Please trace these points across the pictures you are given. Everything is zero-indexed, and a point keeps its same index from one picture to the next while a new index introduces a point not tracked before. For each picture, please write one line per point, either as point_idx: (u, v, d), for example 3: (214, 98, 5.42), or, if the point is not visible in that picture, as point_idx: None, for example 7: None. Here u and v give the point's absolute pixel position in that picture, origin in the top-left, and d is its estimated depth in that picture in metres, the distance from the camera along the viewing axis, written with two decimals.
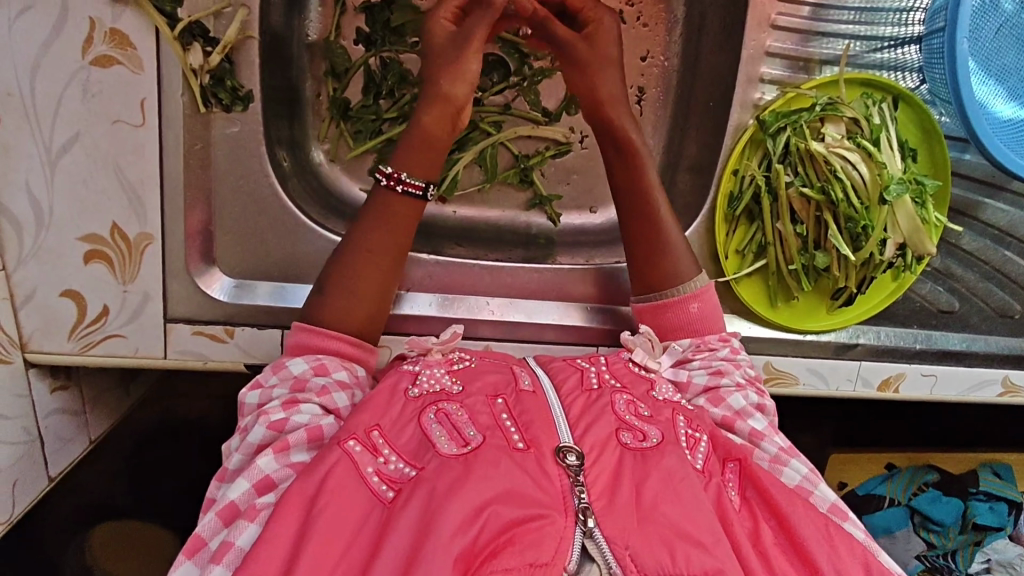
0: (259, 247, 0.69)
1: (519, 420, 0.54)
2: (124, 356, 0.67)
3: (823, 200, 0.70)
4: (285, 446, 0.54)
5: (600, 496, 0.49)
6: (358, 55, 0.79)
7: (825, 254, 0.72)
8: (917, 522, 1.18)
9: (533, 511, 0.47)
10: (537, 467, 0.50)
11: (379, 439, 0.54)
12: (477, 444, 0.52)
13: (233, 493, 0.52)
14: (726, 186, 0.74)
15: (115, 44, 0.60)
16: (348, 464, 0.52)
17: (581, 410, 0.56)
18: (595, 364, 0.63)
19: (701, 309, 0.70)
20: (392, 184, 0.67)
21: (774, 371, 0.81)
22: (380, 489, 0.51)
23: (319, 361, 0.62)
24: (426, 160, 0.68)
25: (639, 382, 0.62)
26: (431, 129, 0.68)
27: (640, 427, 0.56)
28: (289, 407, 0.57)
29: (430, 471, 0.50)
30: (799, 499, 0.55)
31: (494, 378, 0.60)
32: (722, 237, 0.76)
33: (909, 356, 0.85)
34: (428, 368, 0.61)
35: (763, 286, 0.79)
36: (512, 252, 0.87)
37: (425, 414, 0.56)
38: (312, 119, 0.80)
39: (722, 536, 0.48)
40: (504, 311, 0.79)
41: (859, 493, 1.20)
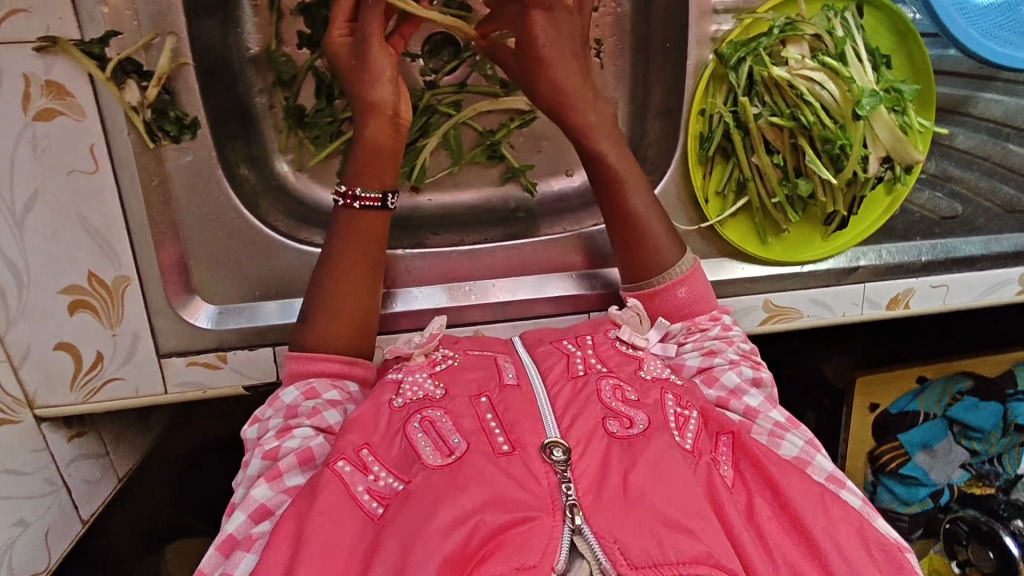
0: (236, 270, 0.69)
1: (503, 421, 0.55)
2: (126, 398, 0.69)
3: (794, 126, 0.67)
4: (277, 473, 0.56)
5: (587, 492, 0.50)
6: (305, 60, 0.77)
7: (807, 181, 0.69)
8: (958, 432, 1.20)
9: (520, 514, 0.48)
10: (523, 468, 0.51)
11: (368, 457, 0.56)
12: (462, 452, 0.53)
13: (229, 525, 0.54)
14: (695, 127, 0.72)
15: (53, 96, 0.60)
16: (337, 485, 0.54)
17: (567, 400, 0.57)
18: (581, 347, 0.65)
19: (688, 293, 0.70)
20: (348, 203, 0.67)
21: (775, 307, 0.79)
22: (369, 506, 0.53)
23: (309, 385, 0.63)
24: (378, 170, 0.67)
25: (625, 363, 0.63)
26: (376, 139, 0.66)
27: (626, 412, 0.57)
28: (283, 434, 0.59)
29: (417, 485, 0.52)
30: (794, 471, 0.56)
31: (478, 376, 0.61)
32: (700, 181, 0.73)
33: (915, 270, 0.82)
34: (412, 374, 0.63)
35: (751, 223, 0.77)
36: (494, 232, 0.86)
37: (410, 424, 0.57)
38: (270, 132, 0.79)
39: (710, 519, 0.49)
40: (487, 294, 0.79)
41: (892, 412, 1.19)
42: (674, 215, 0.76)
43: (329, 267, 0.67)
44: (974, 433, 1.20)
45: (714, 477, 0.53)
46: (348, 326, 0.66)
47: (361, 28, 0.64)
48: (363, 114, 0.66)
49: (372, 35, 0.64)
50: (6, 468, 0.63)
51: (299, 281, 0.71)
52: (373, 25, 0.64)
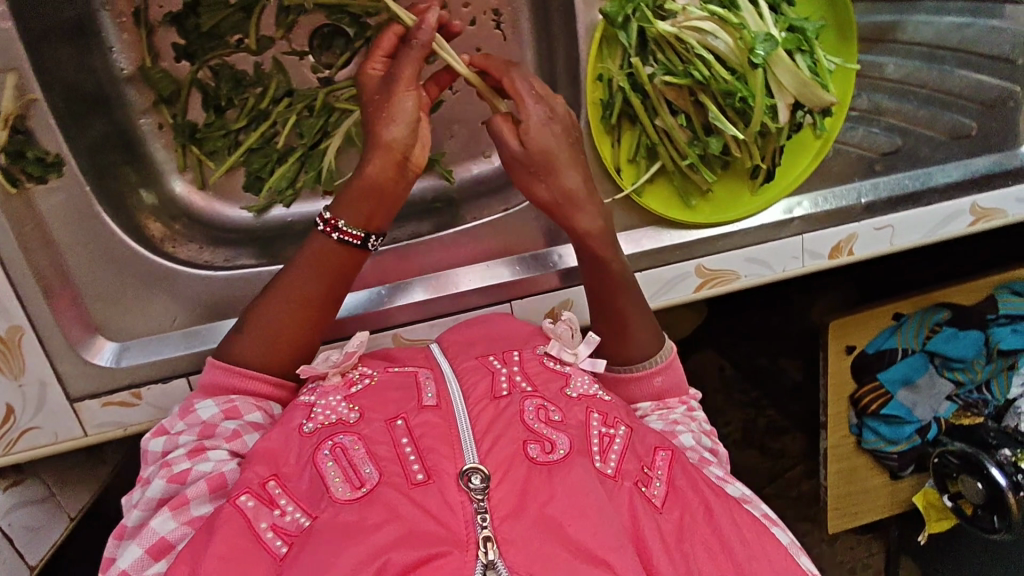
0: (137, 304, 0.67)
1: (420, 447, 0.55)
2: (47, 445, 0.67)
3: (691, 83, 0.62)
4: (182, 503, 0.55)
5: (502, 519, 0.50)
6: (185, 72, 0.74)
7: (716, 138, 0.65)
8: (939, 364, 1.15)
9: (432, 551, 0.48)
10: (439, 499, 0.51)
11: (275, 490, 0.55)
12: (373, 484, 0.53)
13: (125, 560, 0.53)
14: (593, 95, 0.67)
15: None
16: (238, 519, 0.52)
17: (487, 424, 0.57)
18: (507, 364, 0.65)
19: (664, 382, 0.70)
20: (330, 232, 0.63)
21: (709, 271, 0.76)
22: (274, 544, 0.52)
23: (230, 400, 0.62)
24: (368, 209, 0.63)
25: (552, 381, 0.64)
26: (376, 179, 0.62)
27: (548, 435, 0.57)
28: (195, 456, 0.58)
29: (324, 520, 0.51)
30: (718, 500, 0.58)
31: (395, 397, 0.60)
32: (607, 151, 0.69)
33: (855, 214, 0.77)
34: (325, 398, 0.62)
35: (672, 186, 0.72)
36: (421, 225, 0.82)
37: (320, 452, 0.56)
38: (162, 153, 0.76)
39: (624, 546, 0.50)
40: (402, 295, 0.76)
41: (868, 352, 1.17)
42: None
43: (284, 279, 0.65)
44: (956, 363, 1.14)
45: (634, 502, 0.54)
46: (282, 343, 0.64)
47: (399, 68, 0.61)
48: (369, 151, 0.62)
49: (407, 71, 0.61)
50: None
51: (201, 306, 0.69)
52: (408, 66, 0.61)
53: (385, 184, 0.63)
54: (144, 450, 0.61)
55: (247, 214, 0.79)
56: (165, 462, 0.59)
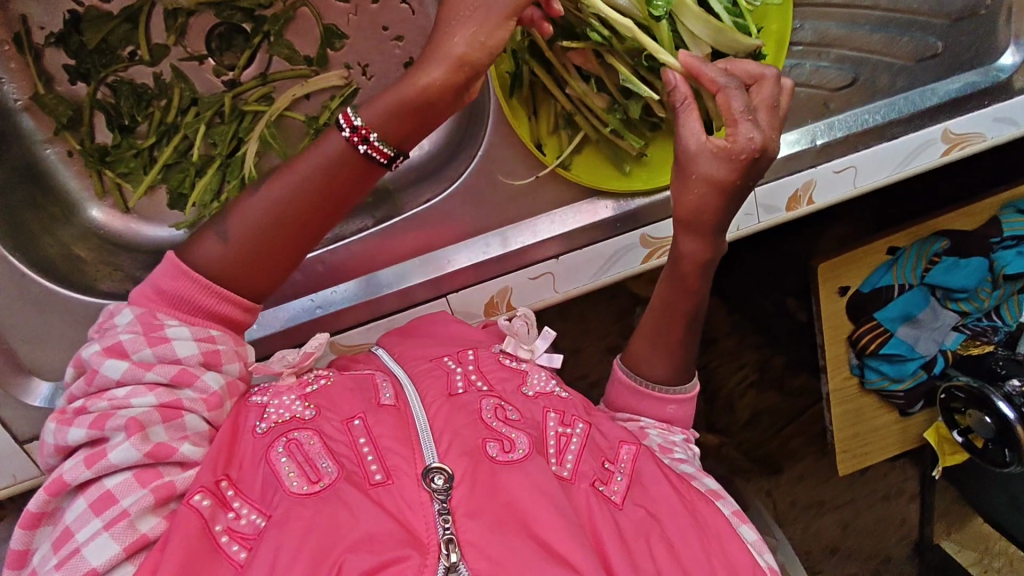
0: (65, 342, 0.66)
1: (378, 447, 0.52)
2: (6, 486, 0.67)
3: (593, 46, 0.56)
4: (172, 493, 0.49)
5: (462, 522, 0.48)
6: (83, 93, 0.72)
7: (637, 100, 0.59)
8: (942, 296, 1.07)
9: (391, 555, 0.46)
10: (396, 500, 0.49)
11: (229, 491, 0.51)
12: (330, 481, 0.50)
13: (95, 556, 0.46)
14: (498, 69, 0.62)
15: None
16: (194, 522, 0.48)
17: (445, 420, 0.54)
18: (462, 362, 0.62)
19: (677, 410, 0.65)
20: (354, 140, 0.55)
21: (653, 241, 0.71)
22: (231, 549, 0.48)
23: (209, 335, 0.55)
24: (406, 124, 0.55)
25: (509, 379, 0.62)
26: (429, 97, 0.54)
27: (508, 433, 0.55)
28: (170, 418, 0.52)
29: (280, 515, 0.48)
30: (682, 495, 0.56)
31: (351, 398, 0.57)
32: (525, 128, 0.64)
33: (809, 159, 0.71)
34: (278, 397, 0.57)
35: (603, 154, 0.67)
36: (365, 220, 0.76)
37: (274, 449, 0.52)
38: (76, 180, 0.74)
39: (586, 544, 0.48)
40: (330, 301, 0.70)
41: (863, 290, 1.09)
42: (512, 172, 0.69)
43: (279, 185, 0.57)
44: (960, 294, 1.07)
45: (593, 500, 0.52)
46: (263, 259, 0.58)
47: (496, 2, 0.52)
48: (426, 58, 0.54)
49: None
50: None
51: None
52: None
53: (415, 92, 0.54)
54: (97, 390, 0.52)
55: (176, 232, 0.76)
56: (131, 419, 0.50)
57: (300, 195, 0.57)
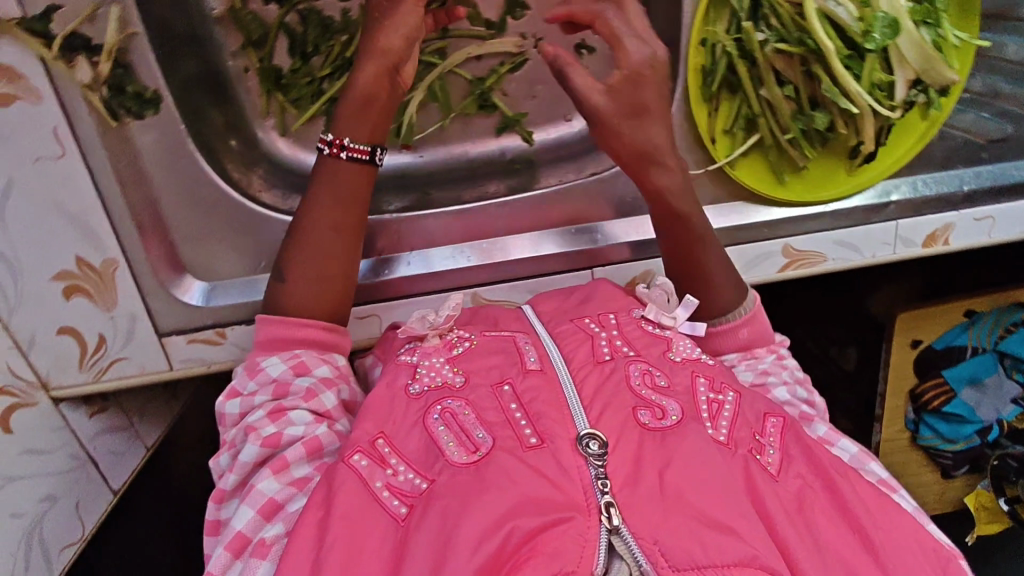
0: (223, 247, 0.68)
1: (528, 411, 0.53)
2: (133, 376, 0.71)
3: (805, 53, 0.59)
4: (284, 465, 0.56)
5: (622, 485, 0.48)
6: (273, 16, 0.73)
7: (824, 113, 0.62)
8: (1010, 366, 1.03)
9: (554, 516, 0.46)
10: (554, 462, 0.49)
11: (385, 449, 0.55)
12: (487, 449, 0.51)
13: (238, 524, 0.54)
14: (696, 60, 0.64)
15: (6, 80, 0.57)
16: (355, 479, 0.53)
17: (594, 389, 0.55)
18: (605, 326, 0.62)
19: (750, 334, 0.67)
20: (335, 152, 0.66)
21: (795, 253, 0.73)
22: (392, 504, 0.51)
23: (293, 354, 0.63)
24: (371, 123, 0.67)
25: (655, 345, 0.62)
26: (369, 87, 0.66)
27: (658, 402, 0.55)
28: (277, 418, 0.59)
29: (440, 484, 0.50)
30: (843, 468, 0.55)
31: (496, 362, 0.59)
32: (704, 120, 0.66)
33: (955, 203, 0.73)
34: (427, 357, 0.62)
35: (766, 162, 0.70)
36: (499, 186, 0.81)
37: (431, 416, 0.56)
38: (246, 96, 0.75)
39: (754, 518, 0.47)
40: (478, 256, 0.75)
41: (937, 346, 1.06)
42: (681, 159, 0.69)
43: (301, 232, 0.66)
44: None
45: (753, 474, 0.51)
46: (336, 282, 0.66)
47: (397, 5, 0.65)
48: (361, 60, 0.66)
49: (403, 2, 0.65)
50: (28, 450, 0.66)
51: None
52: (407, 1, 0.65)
53: (375, 94, 0.66)
54: (223, 414, 0.62)
55: None
56: (247, 426, 0.59)
57: (328, 226, 0.66)
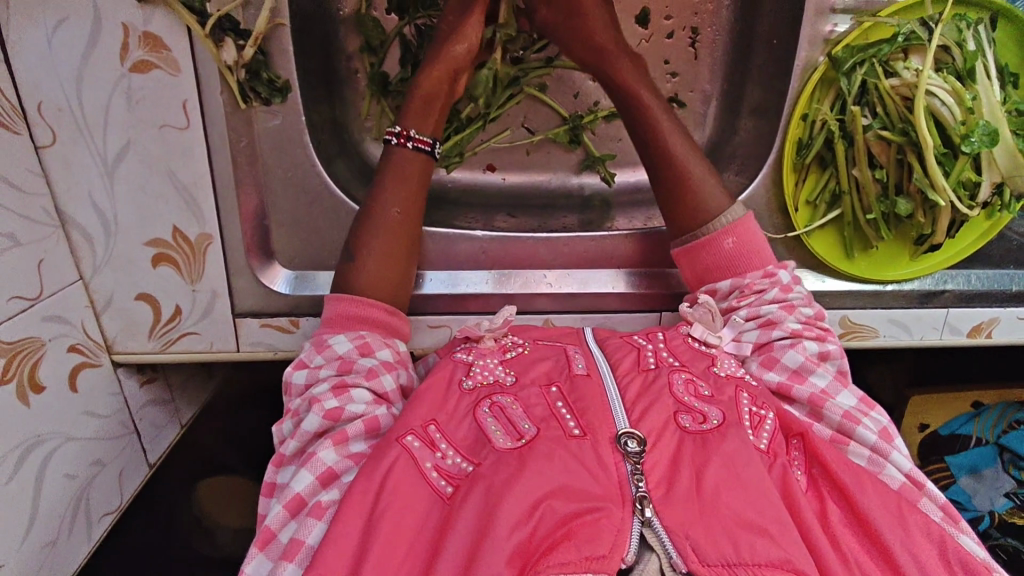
0: (315, 236, 0.70)
1: (574, 407, 0.54)
2: (200, 351, 0.71)
3: (904, 142, 0.64)
4: (344, 438, 0.56)
5: (658, 485, 0.49)
6: (392, 26, 0.76)
7: (908, 200, 0.66)
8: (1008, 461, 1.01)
9: (589, 504, 0.47)
10: (593, 455, 0.50)
11: (435, 434, 0.55)
12: (532, 437, 0.52)
13: (296, 485, 0.54)
14: (795, 132, 0.69)
15: (150, 48, 0.59)
16: (406, 460, 0.53)
17: (638, 394, 0.55)
18: (653, 340, 0.62)
19: (736, 244, 0.67)
20: (403, 143, 0.68)
21: (851, 324, 0.76)
22: (438, 484, 0.52)
23: (359, 336, 0.62)
24: (431, 117, 0.69)
25: (698, 359, 0.60)
26: (432, 87, 0.68)
27: (700, 408, 0.55)
28: (340, 393, 0.58)
29: (486, 467, 0.51)
30: (866, 477, 0.53)
31: (547, 365, 0.59)
32: (792, 188, 0.71)
33: (1004, 300, 0.77)
34: (482, 358, 0.61)
35: (838, 236, 0.73)
36: (569, 219, 0.82)
37: (480, 408, 0.56)
38: (353, 97, 0.78)
39: (790, 524, 0.47)
40: (560, 282, 0.76)
41: (941, 433, 1.04)
42: (761, 220, 0.73)
43: (370, 217, 0.66)
44: None
45: (790, 480, 0.51)
46: (397, 266, 0.66)
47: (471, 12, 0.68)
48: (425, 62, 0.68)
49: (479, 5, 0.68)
50: (88, 411, 0.65)
51: None
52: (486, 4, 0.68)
53: (440, 97, 0.69)
54: (290, 383, 0.62)
55: None
56: (311, 396, 0.59)
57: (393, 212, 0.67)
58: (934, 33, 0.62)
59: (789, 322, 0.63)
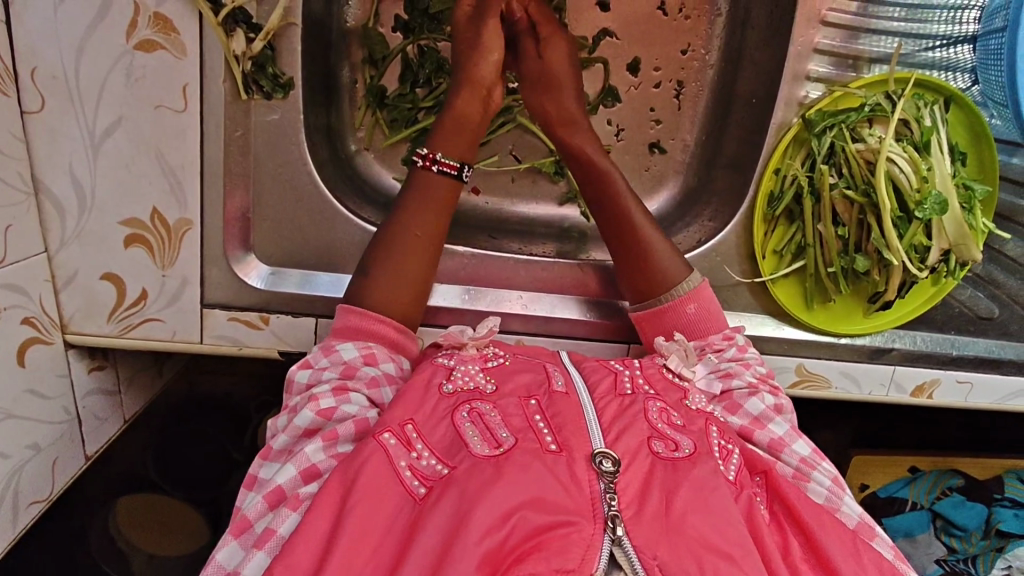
0: (296, 235, 0.70)
1: (551, 422, 0.54)
2: (161, 340, 0.69)
3: (866, 203, 0.70)
4: (333, 437, 0.55)
5: (630, 504, 0.49)
6: (397, 43, 0.78)
7: (866, 258, 0.72)
8: (939, 527, 1.03)
9: (562, 517, 0.47)
10: (568, 472, 0.50)
11: (413, 433, 0.54)
12: (510, 446, 0.52)
13: (279, 478, 0.54)
14: (767, 185, 0.74)
15: (159, 29, 0.60)
16: (382, 456, 0.52)
17: (614, 415, 0.56)
18: (629, 366, 0.63)
19: (697, 310, 0.69)
20: (427, 165, 0.68)
21: (806, 374, 0.78)
22: (411, 484, 0.51)
23: (367, 346, 0.63)
24: (460, 143, 0.69)
25: (671, 390, 0.62)
26: (464, 112, 0.70)
27: (672, 436, 0.56)
28: (339, 394, 0.58)
29: (461, 471, 0.50)
30: (827, 517, 0.54)
31: (527, 378, 0.59)
32: (761, 236, 0.75)
33: (946, 363, 0.80)
34: (463, 364, 0.61)
35: (801, 288, 0.77)
36: (546, 246, 0.84)
37: (459, 413, 0.56)
38: (348, 107, 0.80)
39: (752, 550, 0.48)
40: (532, 305, 0.77)
41: (879, 495, 1.06)
42: (730, 264, 0.76)
43: (392, 234, 0.66)
44: (957, 530, 1.02)
45: (755, 511, 0.53)
46: (408, 294, 0.66)
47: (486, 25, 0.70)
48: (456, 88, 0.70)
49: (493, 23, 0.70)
50: (31, 389, 0.62)
51: (351, 257, 0.71)
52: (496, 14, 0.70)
53: (472, 121, 0.70)
54: (290, 380, 0.62)
55: (397, 186, 0.81)
56: (311, 392, 0.59)
57: (415, 232, 0.66)
58: (897, 106, 0.68)
59: (748, 376, 0.66)
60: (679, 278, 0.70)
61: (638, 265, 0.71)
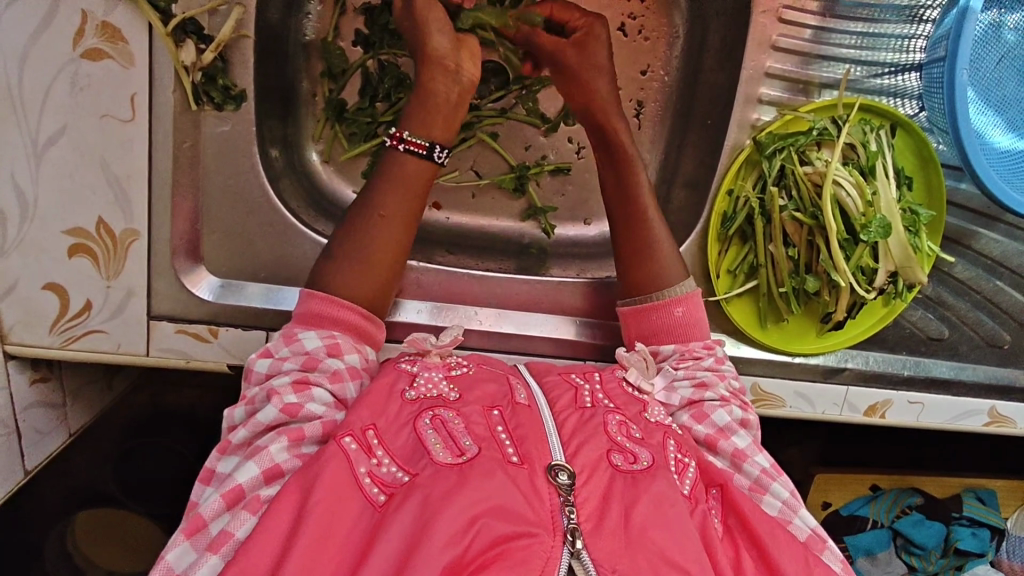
0: (247, 247, 0.69)
1: (513, 434, 0.54)
2: (104, 352, 0.67)
3: (813, 225, 0.71)
4: (298, 438, 0.54)
5: (589, 518, 0.49)
6: (357, 57, 0.78)
7: (815, 279, 0.72)
8: (900, 545, 1.04)
9: (523, 528, 0.46)
10: (530, 483, 0.50)
11: (374, 440, 0.53)
12: (472, 454, 0.51)
13: (239, 477, 0.52)
14: (720, 206, 0.75)
15: (106, 38, 0.59)
16: (343, 461, 0.51)
17: (574, 429, 0.55)
18: (590, 380, 0.62)
19: (685, 314, 0.69)
20: (393, 144, 0.66)
21: (760, 392, 0.78)
22: (371, 491, 0.50)
23: (331, 335, 0.61)
24: (433, 121, 0.67)
25: (632, 403, 0.61)
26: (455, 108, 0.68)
27: (631, 449, 0.55)
28: (300, 389, 0.57)
29: (424, 478, 0.50)
30: (781, 530, 0.54)
31: (491, 389, 0.59)
32: (714, 255, 0.75)
33: (897, 383, 0.81)
34: (427, 371, 0.60)
35: (754, 307, 0.77)
36: (505, 262, 0.84)
37: (421, 419, 0.55)
38: (307, 119, 0.79)
39: (708, 566, 0.48)
40: (491, 322, 0.76)
41: (842, 513, 1.04)
42: None
43: (365, 217, 0.65)
44: (916, 549, 1.04)
45: (708, 526, 0.53)
46: (377, 277, 0.64)
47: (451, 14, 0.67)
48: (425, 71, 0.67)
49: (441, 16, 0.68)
50: None
51: (305, 271, 0.70)
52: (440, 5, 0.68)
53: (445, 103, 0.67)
54: (249, 368, 0.60)
55: (356, 200, 0.80)
56: (270, 386, 0.57)
57: (386, 216, 0.65)
58: (843, 131, 0.70)
59: (721, 387, 0.65)
60: (671, 283, 0.70)
61: (631, 267, 0.71)
